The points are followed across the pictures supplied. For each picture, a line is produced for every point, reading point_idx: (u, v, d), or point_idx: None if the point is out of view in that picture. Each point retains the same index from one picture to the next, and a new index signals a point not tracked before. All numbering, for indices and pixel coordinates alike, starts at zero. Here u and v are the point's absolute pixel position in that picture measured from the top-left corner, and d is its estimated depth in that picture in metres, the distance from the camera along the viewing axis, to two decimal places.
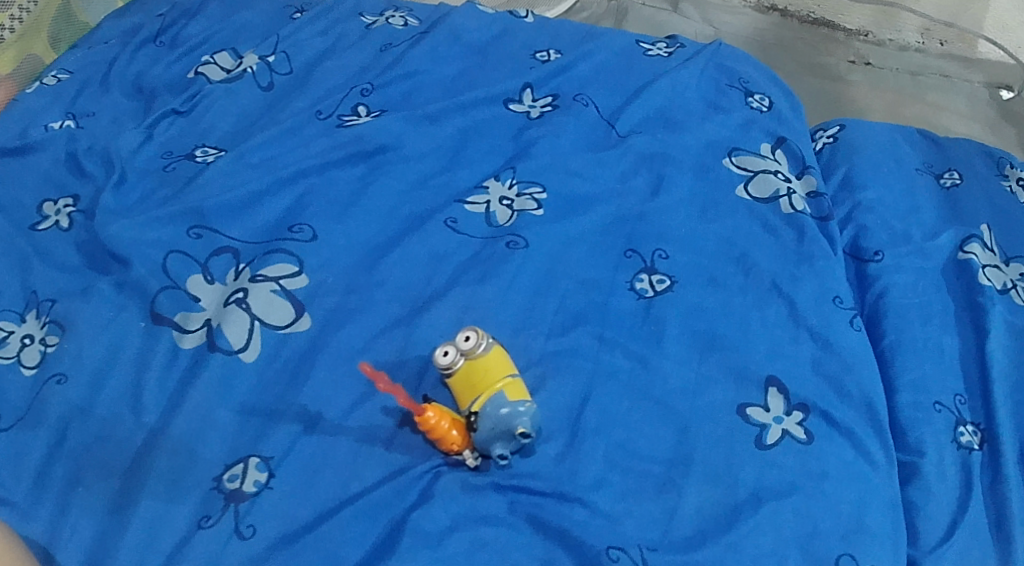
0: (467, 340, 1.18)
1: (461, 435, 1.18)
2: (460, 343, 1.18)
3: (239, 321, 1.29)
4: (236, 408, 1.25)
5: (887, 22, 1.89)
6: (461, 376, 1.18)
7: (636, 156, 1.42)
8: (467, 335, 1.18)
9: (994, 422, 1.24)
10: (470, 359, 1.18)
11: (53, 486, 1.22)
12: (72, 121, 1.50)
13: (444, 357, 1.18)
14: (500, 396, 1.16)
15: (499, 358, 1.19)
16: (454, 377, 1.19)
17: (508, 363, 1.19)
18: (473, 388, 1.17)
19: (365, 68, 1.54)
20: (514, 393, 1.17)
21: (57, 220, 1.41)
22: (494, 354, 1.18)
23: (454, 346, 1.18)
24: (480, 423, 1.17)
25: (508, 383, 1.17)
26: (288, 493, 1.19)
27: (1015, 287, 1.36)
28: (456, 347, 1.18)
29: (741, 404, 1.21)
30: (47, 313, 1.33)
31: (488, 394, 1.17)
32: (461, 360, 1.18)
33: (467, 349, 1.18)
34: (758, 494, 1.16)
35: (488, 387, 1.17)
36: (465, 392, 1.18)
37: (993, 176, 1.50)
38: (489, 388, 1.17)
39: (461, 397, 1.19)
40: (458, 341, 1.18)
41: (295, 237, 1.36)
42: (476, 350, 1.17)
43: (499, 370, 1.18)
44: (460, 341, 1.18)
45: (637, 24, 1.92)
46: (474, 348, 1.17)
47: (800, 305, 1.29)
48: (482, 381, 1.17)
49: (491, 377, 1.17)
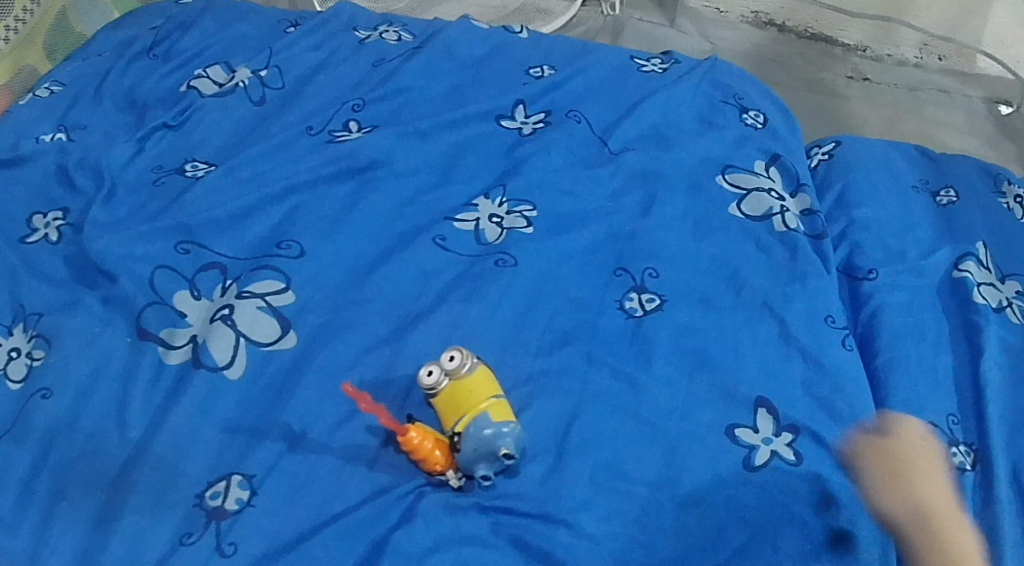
0: (451, 360, 1.15)
1: (443, 453, 1.16)
2: (444, 362, 1.16)
3: (224, 337, 1.26)
4: (218, 424, 1.22)
5: (886, 38, 1.85)
6: (445, 396, 1.16)
7: (628, 173, 1.40)
8: (451, 355, 1.16)
9: (987, 443, 1.20)
10: (454, 380, 1.15)
11: (36, 501, 1.20)
12: (63, 134, 1.49)
13: (428, 378, 1.15)
14: (482, 417, 1.14)
15: (484, 378, 1.16)
16: (438, 396, 1.16)
17: (492, 384, 1.17)
18: (456, 408, 1.15)
19: (357, 84, 1.53)
20: (497, 414, 1.15)
21: (46, 233, 1.39)
22: (478, 375, 1.16)
23: (437, 366, 1.16)
24: (461, 444, 1.14)
25: (492, 403, 1.15)
26: (269, 511, 1.16)
27: (1010, 305, 1.32)
28: (440, 366, 1.16)
29: (729, 425, 1.18)
30: (35, 327, 1.31)
31: (471, 414, 1.14)
32: (444, 380, 1.16)
33: (450, 369, 1.15)
34: (744, 519, 1.13)
35: (471, 408, 1.14)
36: (448, 412, 1.16)
37: (990, 193, 1.47)
38: (471, 408, 1.15)
39: (445, 417, 1.16)
40: (442, 360, 1.16)
41: (282, 253, 1.34)
42: (460, 370, 1.15)
43: (483, 391, 1.15)
44: (443, 361, 1.16)
45: (634, 39, 1.91)
46: (457, 367, 1.15)
47: (792, 325, 1.26)
48: (465, 401, 1.15)
49: (473, 398, 1.15)
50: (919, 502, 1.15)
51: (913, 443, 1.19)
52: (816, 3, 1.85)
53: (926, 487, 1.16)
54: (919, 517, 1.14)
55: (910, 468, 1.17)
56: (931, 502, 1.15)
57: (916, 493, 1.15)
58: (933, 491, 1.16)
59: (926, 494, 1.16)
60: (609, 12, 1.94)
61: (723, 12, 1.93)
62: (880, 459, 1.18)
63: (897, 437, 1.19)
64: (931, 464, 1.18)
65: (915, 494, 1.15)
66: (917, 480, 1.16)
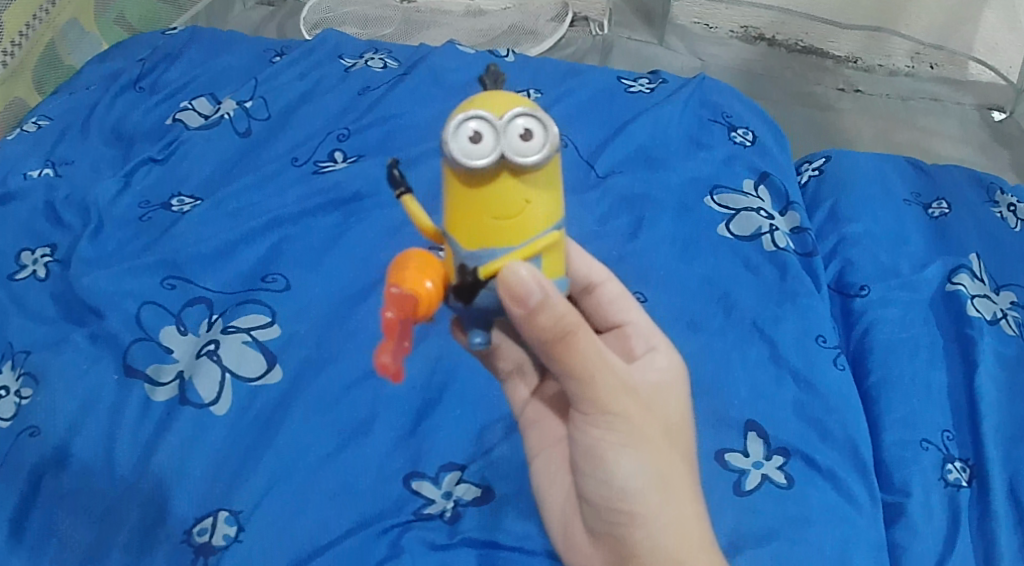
0: (527, 142, 0.84)
1: (439, 277, 0.89)
2: (513, 143, 0.83)
3: (210, 373, 1.22)
4: (204, 460, 1.17)
5: (877, 48, 1.87)
6: (480, 191, 0.85)
7: (616, 196, 1.37)
8: (528, 134, 0.84)
9: (983, 457, 1.17)
10: (510, 179, 0.85)
11: (22, 543, 1.14)
12: (50, 169, 1.46)
13: (479, 152, 0.83)
14: (534, 263, 0.88)
15: (546, 192, 0.87)
16: (466, 175, 0.85)
17: (555, 208, 0.88)
18: (495, 220, 0.86)
19: (343, 113, 1.52)
20: (548, 264, 0.89)
21: (34, 270, 1.34)
22: (545, 192, 0.87)
23: (502, 146, 0.83)
24: (484, 291, 0.88)
25: (551, 241, 0.88)
26: (256, 547, 1.11)
27: (1005, 317, 1.28)
28: (502, 144, 0.83)
29: (719, 450, 1.13)
30: (23, 364, 1.25)
31: (521, 255, 0.87)
32: (499, 168, 0.84)
33: (518, 155, 0.83)
34: (734, 542, 1.08)
35: (526, 244, 0.87)
36: (465, 209, 0.87)
37: (982, 203, 1.43)
38: (525, 245, 0.87)
39: (462, 216, 0.87)
40: (512, 138, 0.83)
41: (267, 286, 1.31)
42: (527, 167, 0.84)
43: (542, 215, 0.87)
44: (512, 140, 0.83)
45: (623, 59, 1.85)
46: (528, 166, 0.84)
47: (782, 346, 1.22)
48: (513, 212, 0.86)
49: (528, 225, 0.87)
50: (680, 504, 0.97)
51: (674, 411, 1.00)
52: (805, 16, 1.86)
53: (676, 476, 0.97)
54: (680, 533, 0.96)
55: (654, 442, 0.95)
56: (674, 512, 0.96)
57: (674, 522, 0.96)
58: (690, 518, 0.97)
59: (683, 489, 0.97)
60: (598, 32, 1.89)
61: (712, 28, 1.92)
62: (622, 415, 0.94)
63: (672, 400, 1.00)
64: (687, 458, 0.99)
65: (667, 516, 0.96)
66: (678, 472, 0.97)
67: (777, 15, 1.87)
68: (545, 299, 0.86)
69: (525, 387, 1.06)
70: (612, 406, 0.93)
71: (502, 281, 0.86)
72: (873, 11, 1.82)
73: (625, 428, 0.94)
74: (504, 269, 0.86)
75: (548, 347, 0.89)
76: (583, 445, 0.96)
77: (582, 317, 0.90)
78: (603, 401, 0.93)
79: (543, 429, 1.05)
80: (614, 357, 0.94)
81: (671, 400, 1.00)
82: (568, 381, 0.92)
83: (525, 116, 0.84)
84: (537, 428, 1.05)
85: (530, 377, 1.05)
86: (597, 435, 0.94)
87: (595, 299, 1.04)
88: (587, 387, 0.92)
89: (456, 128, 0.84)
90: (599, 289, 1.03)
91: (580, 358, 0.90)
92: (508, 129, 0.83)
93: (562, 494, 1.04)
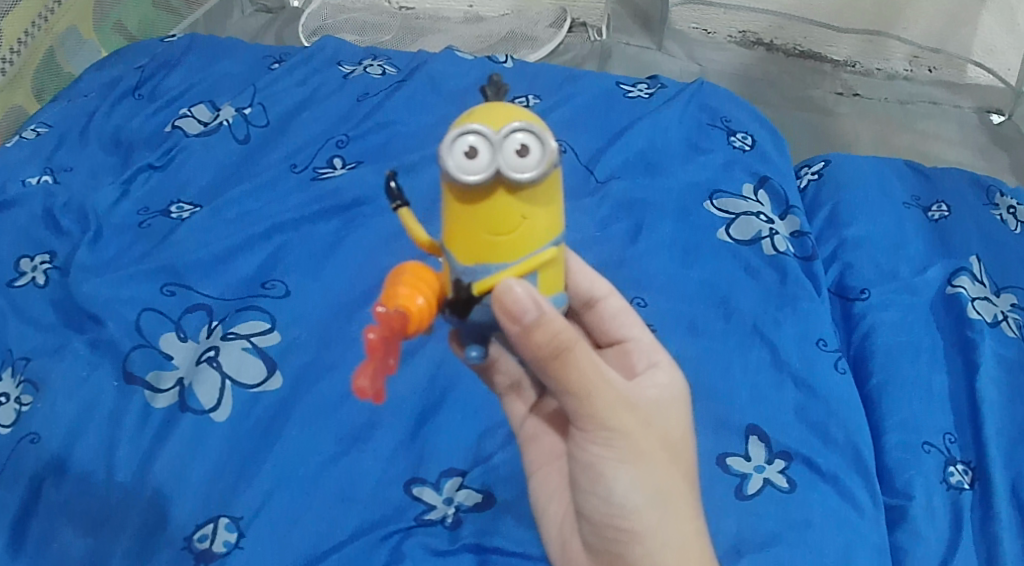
0: (523, 158, 0.82)
1: (432, 292, 0.88)
2: (508, 158, 0.82)
3: (210, 380, 1.22)
4: (204, 467, 1.17)
5: (874, 51, 1.88)
6: (476, 207, 0.84)
7: (616, 201, 1.37)
8: (524, 149, 0.82)
9: (984, 460, 1.17)
10: (506, 195, 0.84)
11: (22, 551, 1.13)
12: (49, 176, 1.45)
13: (474, 167, 0.82)
14: (531, 279, 0.87)
15: (546, 208, 0.86)
16: (462, 192, 0.84)
17: (554, 221, 0.87)
18: (492, 235, 0.85)
19: (342, 119, 1.52)
20: (546, 280, 0.88)
21: (33, 276, 1.33)
22: (543, 206, 0.85)
23: (498, 161, 0.82)
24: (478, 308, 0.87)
25: (551, 256, 0.87)
26: (257, 553, 1.11)
27: (1006, 319, 1.28)
28: (498, 160, 0.82)
29: (720, 454, 1.14)
30: (23, 371, 1.24)
31: (518, 270, 0.86)
32: (494, 183, 0.83)
33: (515, 172, 0.82)
34: (736, 546, 1.08)
35: (524, 260, 0.86)
36: (461, 224, 0.86)
37: (982, 205, 1.44)
38: (524, 261, 0.87)
39: (457, 231, 0.86)
40: (508, 154, 0.82)
41: (267, 292, 1.31)
42: (523, 183, 0.83)
43: (540, 230, 0.86)
44: (508, 155, 0.82)
45: (621, 64, 1.84)
46: (525, 182, 0.83)
47: (783, 350, 1.22)
48: (510, 228, 0.85)
49: (527, 239, 0.86)
50: (678, 521, 0.96)
51: (678, 426, 0.99)
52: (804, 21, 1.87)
53: (675, 493, 0.97)
54: (678, 549, 0.96)
55: (653, 458, 0.95)
56: (672, 529, 0.96)
57: (672, 541, 0.96)
58: (689, 536, 0.97)
59: (682, 506, 0.97)
60: (596, 38, 1.89)
61: (711, 34, 1.93)
62: (619, 431, 0.94)
63: (674, 416, 0.99)
64: (689, 474, 0.99)
65: (665, 534, 0.96)
66: (677, 488, 0.97)
67: (775, 20, 1.88)
68: (540, 316, 0.85)
69: (523, 403, 1.05)
70: (610, 423, 0.93)
71: (496, 298, 0.86)
72: (871, 15, 1.83)
73: (624, 444, 0.94)
74: (498, 285, 0.86)
75: (544, 364, 0.89)
76: (583, 462, 0.96)
77: (579, 333, 0.89)
78: (602, 418, 0.92)
79: (541, 444, 1.05)
80: (613, 374, 0.94)
81: (673, 415, 0.99)
82: (565, 397, 0.91)
83: (523, 131, 0.82)
84: (535, 443, 1.05)
85: (530, 391, 1.05)
86: (596, 452, 0.94)
87: (597, 313, 1.04)
88: (584, 403, 0.92)
89: (451, 142, 0.82)
90: (601, 305, 1.04)
91: (576, 375, 0.90)
92: (504, 144, 0.82)
93: (561, 510, 1.03)
